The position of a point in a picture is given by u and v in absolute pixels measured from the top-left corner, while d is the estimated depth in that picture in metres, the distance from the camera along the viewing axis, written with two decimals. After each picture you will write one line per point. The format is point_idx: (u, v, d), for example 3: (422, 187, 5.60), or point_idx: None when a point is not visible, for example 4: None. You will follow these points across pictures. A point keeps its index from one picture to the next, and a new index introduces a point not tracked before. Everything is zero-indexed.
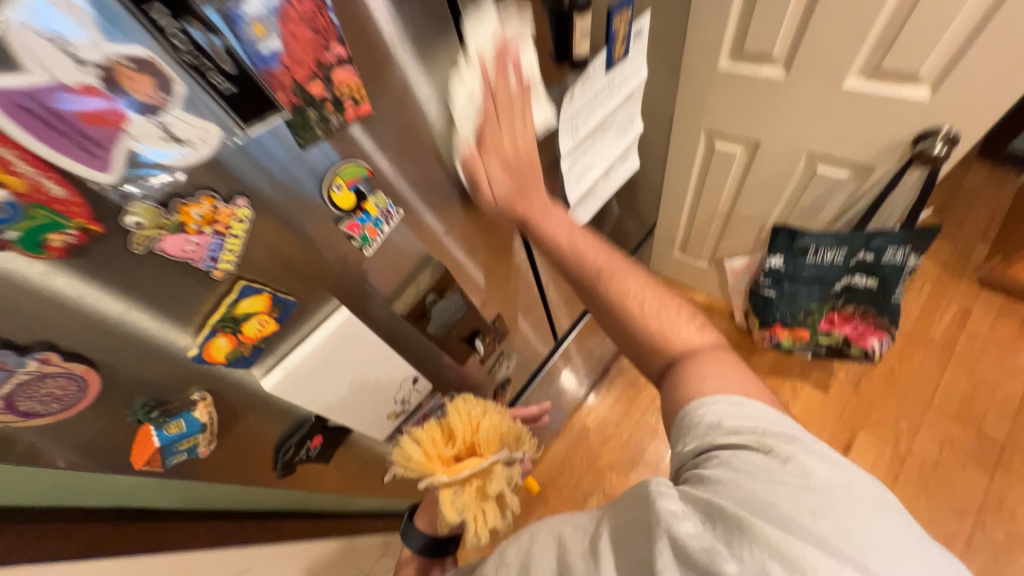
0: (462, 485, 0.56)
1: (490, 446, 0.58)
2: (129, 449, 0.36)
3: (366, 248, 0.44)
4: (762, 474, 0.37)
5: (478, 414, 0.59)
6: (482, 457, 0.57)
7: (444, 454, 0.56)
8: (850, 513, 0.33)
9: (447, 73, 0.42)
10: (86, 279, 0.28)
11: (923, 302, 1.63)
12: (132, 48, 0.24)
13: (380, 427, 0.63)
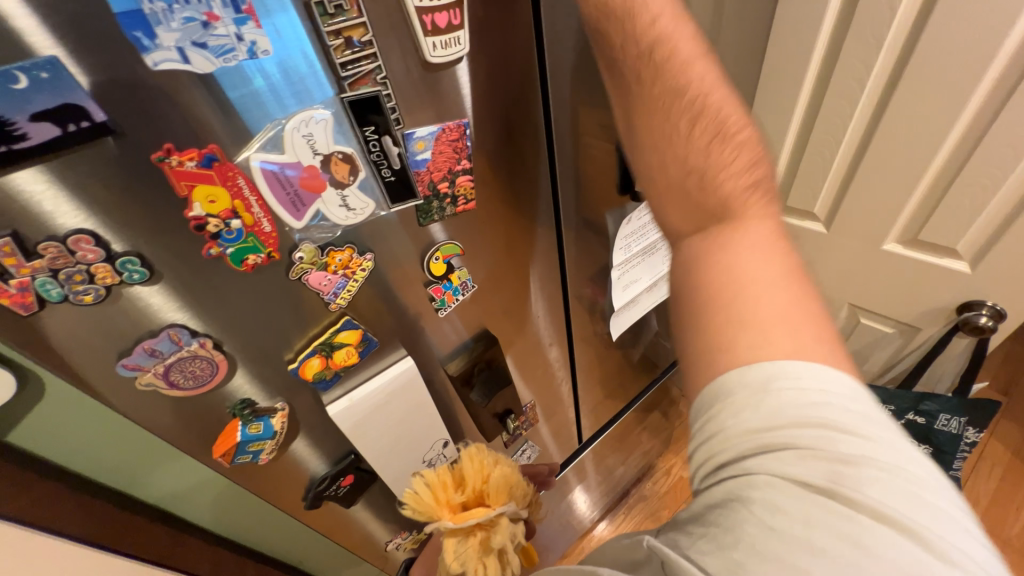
0: (466, 535, 0.60)
1: (497, 497, 0.61)
2: (216, 437, 0.42)
3: (440, 310, 0.52)
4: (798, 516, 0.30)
5: (489, 464, 0.63)
6: (488, 508, 0.61)
7: (452, 500, 0.60)
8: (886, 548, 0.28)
9: (536, 187, 0.53)
10: (252, 292, 0.37)
11: (993, 488, 1.46)
12: (346, 147, 0.36)
13: (402, 483, 0.65)
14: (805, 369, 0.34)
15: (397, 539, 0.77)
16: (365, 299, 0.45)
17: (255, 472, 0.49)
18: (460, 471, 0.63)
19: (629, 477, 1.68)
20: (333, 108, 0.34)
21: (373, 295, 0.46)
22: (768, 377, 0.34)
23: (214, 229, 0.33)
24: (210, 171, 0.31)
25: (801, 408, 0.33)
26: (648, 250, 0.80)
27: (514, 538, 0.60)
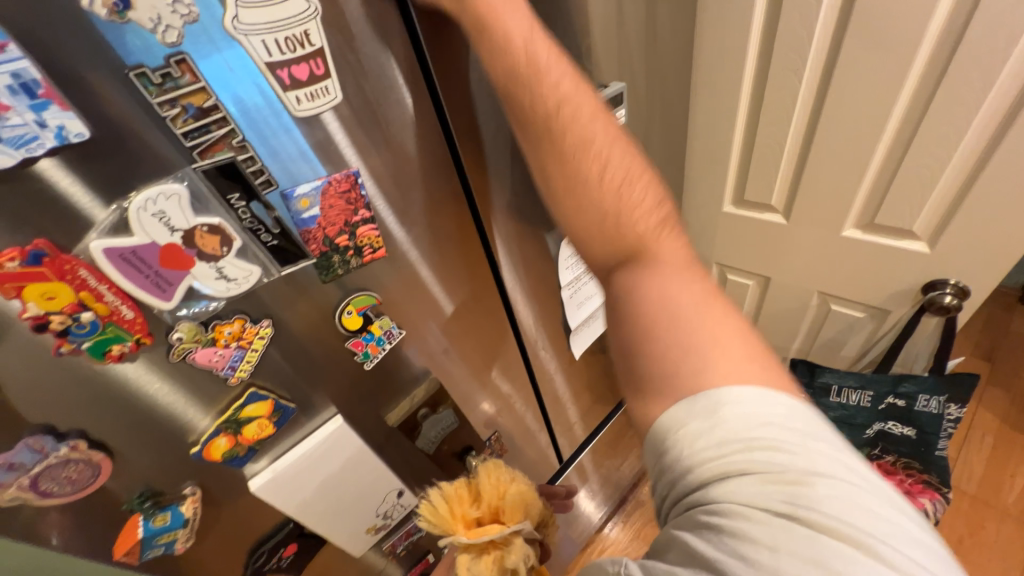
0: (480, 553, 0.52)
1: (515, 514, 0.55)
2: (115, 537, 0.39)
3: (367, 362, 0.50)
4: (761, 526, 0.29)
5: (506, 479, 0.57)
6: (504, 525, 0.54)
7: (468, 513, 0.54)
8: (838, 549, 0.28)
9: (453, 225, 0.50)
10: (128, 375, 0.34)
11: (988, 458, 1.45)
12: (211, 218, 0.33)
13: (357, 541, 0.61)
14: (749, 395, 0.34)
15: None
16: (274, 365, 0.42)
17: (178, 562, 0.45)
18: (477, 485, 0.57)
19: (624, 485, 1.64)
20: (187, 180, 0.32)
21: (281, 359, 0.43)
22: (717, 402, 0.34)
23: (60, 326, 0.30)
24: (41, 269, 0.28)
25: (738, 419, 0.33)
26: None
27: (531, 561, 0.52)
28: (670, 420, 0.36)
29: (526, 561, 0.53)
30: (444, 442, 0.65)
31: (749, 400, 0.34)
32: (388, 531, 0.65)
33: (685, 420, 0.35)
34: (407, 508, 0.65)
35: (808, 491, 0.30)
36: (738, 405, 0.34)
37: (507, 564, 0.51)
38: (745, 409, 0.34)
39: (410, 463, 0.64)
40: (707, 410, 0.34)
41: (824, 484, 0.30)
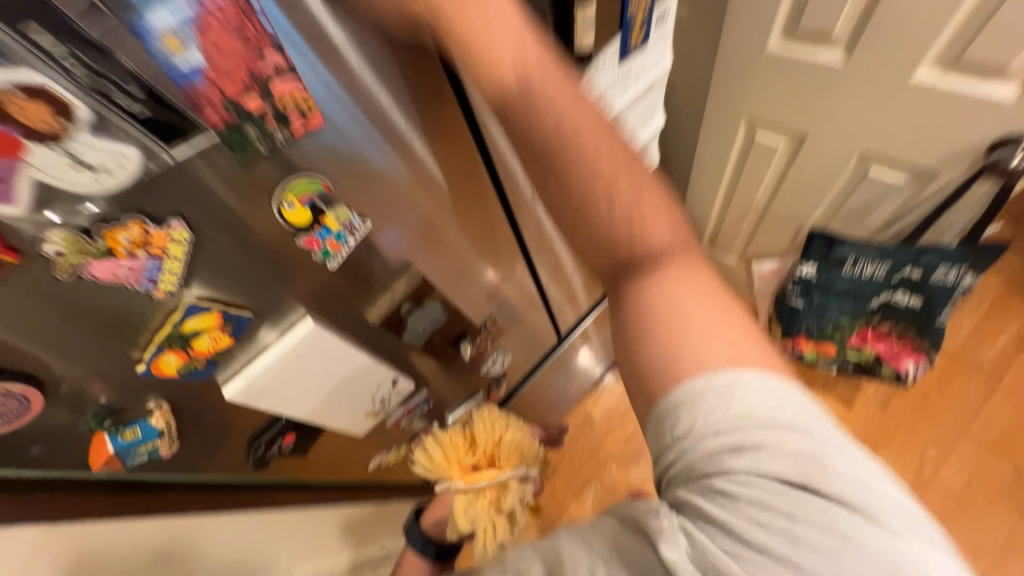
0: (477, 493, 0.63)
1: (509, 464, 0.65)
2: (87, 452, 0.38)
3: (330, 263, 0.42)
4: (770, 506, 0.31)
5: (500, 430, 0.64)
6: (498, 470, 0.64)
7: (465, 462, 0.63)
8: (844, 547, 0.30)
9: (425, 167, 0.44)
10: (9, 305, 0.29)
11: (979, 319, 1.48)
12: (24, 76, 0.23)
13: (358, 423, 0.63)
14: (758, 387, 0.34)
15: (379, 459, 0.80)
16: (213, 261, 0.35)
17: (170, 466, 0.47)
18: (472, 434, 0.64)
19: None
20: None
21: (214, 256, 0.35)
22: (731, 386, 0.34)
23: None
24: None
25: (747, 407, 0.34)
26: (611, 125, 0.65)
27: (523, 499, 0.64)
28: (678, 393, 0.35)
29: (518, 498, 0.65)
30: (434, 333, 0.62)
31: (756, 381, 0.34)
32: (388, 412, 0.67)
33: (693, 397, 0.34)
34: (404, 392, 0.66)
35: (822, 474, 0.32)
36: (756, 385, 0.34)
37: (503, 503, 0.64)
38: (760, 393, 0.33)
39: (401, 354, 0.61)
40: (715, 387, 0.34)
41: (837, 467, 0.32)
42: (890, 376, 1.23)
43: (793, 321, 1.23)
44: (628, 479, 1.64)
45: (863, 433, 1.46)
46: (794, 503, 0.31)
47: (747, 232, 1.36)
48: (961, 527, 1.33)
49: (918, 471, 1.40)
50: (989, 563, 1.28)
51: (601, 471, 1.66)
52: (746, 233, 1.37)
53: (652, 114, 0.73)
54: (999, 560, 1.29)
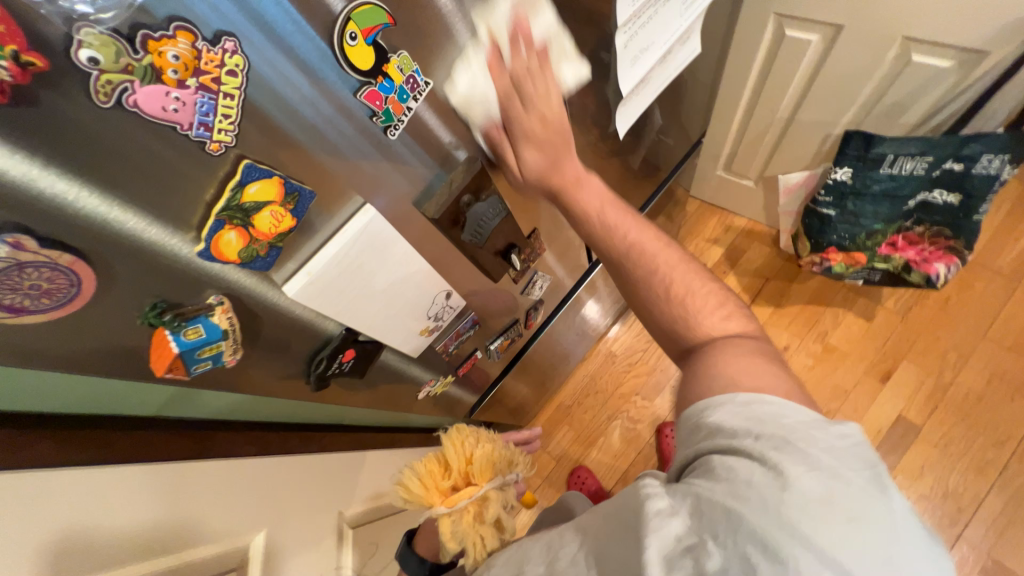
0: (460, 514, 0.71)
1: (483, 476, 0.74)
2: (155, 353, 0.44)
3: (390, 130, 0.46)
4: (744, 474, 0.47)
5: (470, 444, 0.76)
6: (476, 484, 0.74)
7: (441, 486, 0.72)
8: (802, 503, 0.44)
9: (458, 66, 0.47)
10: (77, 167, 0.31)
11: (995, 229, 1.52)
12: None
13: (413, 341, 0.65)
14: (750, 395, 0.53)
15: (424, 389, 0.81)
16: (265, 92, 0.36)
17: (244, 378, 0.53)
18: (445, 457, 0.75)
19: None
20: None
21: (276, 101, 0.37)
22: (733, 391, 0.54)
23: None
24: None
25: (744, 404, 0.52)
26: (658, 3, 0.67)
27: (503, 506, 0.72)
28: (714, 402, 0.54)
29: (500, 506, 0.74)
30: (488, 238, 0.65)
31: (759, 403, 0.52)
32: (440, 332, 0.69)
33: (705, 397, 0.55)
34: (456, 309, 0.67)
35: (787, 456, 0.47)
36: (747, 394, 0.53)
37: (484, 515, 0.72)
38: (757, 399, 0.52)
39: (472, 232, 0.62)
40: (723, 394, 0.54)
41: (814, 471, 0.46)
42: (920, 282, 1.21)
43: (826, 231, 1.20)
44: (651, 411, 1.67)
45: (882, 344, 1.51)
46: (760, 476, 0.46)
47: (766, 151, 1.35)
48: (982, 423, 1.38)
49: (939, 376, 1.44)
50: (1010, 453, 1.34)
51: (625, 406, 1.69)
52: (767, 148, 1.34)
53: (690, 31, 0.80)
54: (1021, 450, 1.34)
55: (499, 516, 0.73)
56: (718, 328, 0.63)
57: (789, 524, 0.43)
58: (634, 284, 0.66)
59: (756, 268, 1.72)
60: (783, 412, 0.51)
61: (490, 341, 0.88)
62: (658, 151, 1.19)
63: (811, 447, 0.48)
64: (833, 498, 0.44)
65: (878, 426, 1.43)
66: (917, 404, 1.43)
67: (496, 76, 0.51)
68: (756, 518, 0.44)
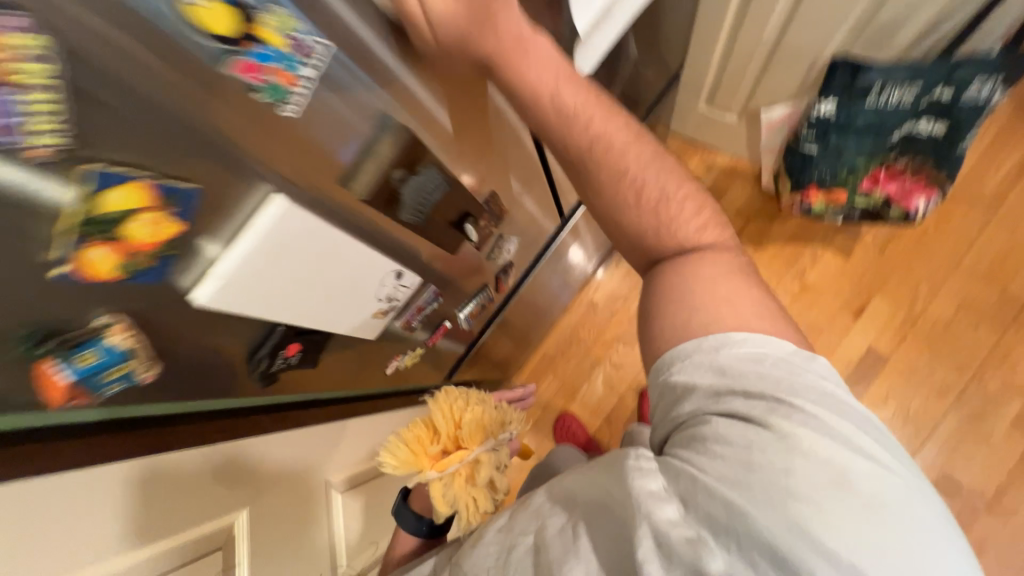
0: (450, 477, 0.72)
1: (473, 439, 0.74)
2: (51, 384, 0.46)
3: (282, 107, 0.40)
4: (742, 445, 0.48)
5: (458, 410, 0.75)
6: (466, 448, 0.73)
7: (430, 452, 0.72)
8: (802, 468, 0.45)
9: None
10: None
11: (980, 155, 1.48)
12: None
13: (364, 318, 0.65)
14: (740, 354, 0.53)
15: (393, 366, 0.79)
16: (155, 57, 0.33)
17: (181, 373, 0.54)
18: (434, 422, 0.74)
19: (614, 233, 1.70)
20: None
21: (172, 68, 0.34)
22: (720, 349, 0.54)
23: None
24: None
25: (734, 369, 0.52)
26: None
27: (494, 468, 0.73)
28: (690, 347, 0.55)
29: (491, 468, 0.74)
30: (432, 210, 0.63)
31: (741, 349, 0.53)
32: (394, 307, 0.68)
33: (695, 357, 0.54)
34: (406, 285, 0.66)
35: (780, 424, 0.48)
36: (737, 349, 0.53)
37: (475, 477, 0.72)
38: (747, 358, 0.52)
39: (413, 208, 0.60)
40: (706, 346, 0.54)
41: (807, 435, 0.47)
42: (898, 218, 1.20)
43: (807, 169, 1.16)
44: (633, 356, 1.71)
45: (858, 279, 1.53)
46: (756, 446, 0.47)
47: (750, 81, 1.25)
48: (946, 350, 1.44)
49: (910, 308, 1.48)
50: (969, 376, 1.41)
51: (607, 353, 1.72)
52: (752, 78, 1.24)
53: None
54: (979, 373, 1.41)
55: (490, 477, 0.73)
56: (691, 239, 0.60)
57: (779, 473, 0.45)
58: (603, 186, 0.56)
59: (737, 208, 1.67)
60: (773, 373, 0.52)
61: (459, 307, 0.86)
62: (633, 88, 1.09)
63: (802, 409, 0.49)
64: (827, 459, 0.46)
65: (848, 358, 1.49)
66: (887, 336, 1.47)
67: (417, 4, 0.46)
68: (759, 490, 0.45)
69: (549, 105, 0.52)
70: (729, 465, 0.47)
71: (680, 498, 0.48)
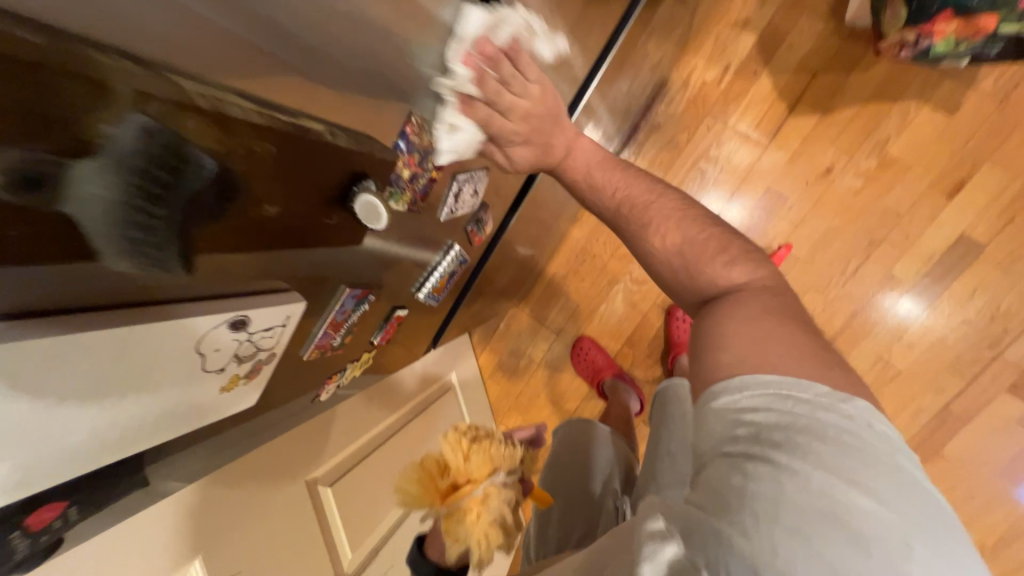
0: (461, 515, 0.55)
1: (485, 472, 0.58)
2: None
3: None
4: (767, 501, 0.36)
5: (468, 439, 0.60)
6: (476, 482, 0.57)
7: (439, 487, 0.56)
8: (839, 541, 0.34)
9: None
10: None
11: None
12: None
13: (198, 401, 0.39)
14: (776, 388, 0.41)
15: (331, 386, 0.59)
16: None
17: None
18: (442, 454, 0.59)
19: (632, 114, 1.30)
20: None
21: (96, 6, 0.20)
22: (752, 384, 0.42)
23: None
24: None
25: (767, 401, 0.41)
26: None
27: (507, 501, 0.57)
28: (716, 389, 0.44)
29: (504, 503, 0.58)
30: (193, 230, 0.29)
31: (779, 385, 0.41)
32: (260, 363, 0.42)
33: (718, 391, 0.43)
34: (264, 330, 0.39)
35: (816, 477, 0.37)
36: (772, 384, 0.41)
37: (487, 516, 0.56)
38: (780, 396, 0.41)
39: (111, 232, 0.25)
40: (737, 384, 0.42)
41: (852, 497, 0.36)
42: None
43: None
44: None
45: (962, 145, 1.15)
46: (784, 500, 0.36)
47: None
48: None
49: None
50: None
51: (626, 267, 1.47)
52: None
53: None
54: None
55: (506, 514, 0.57)
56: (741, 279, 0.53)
57: (806, 542, 0.35)
58: (630, 239, 0.59)
59: (801, 58, 1.22)
60: (816, 416, 0.40)
61: (415, 289, 0.61)
62: None
63: (848, 462, 0.37)
64: (871, 531, 0.35)
65: (930, 251, 1.20)
66: (988, 218, 1.15)
67: (472, 115, 0.48)
68: (785, 560, 0.34)
69: (569, 172, 0.64)
70: (739, 529, 0.36)
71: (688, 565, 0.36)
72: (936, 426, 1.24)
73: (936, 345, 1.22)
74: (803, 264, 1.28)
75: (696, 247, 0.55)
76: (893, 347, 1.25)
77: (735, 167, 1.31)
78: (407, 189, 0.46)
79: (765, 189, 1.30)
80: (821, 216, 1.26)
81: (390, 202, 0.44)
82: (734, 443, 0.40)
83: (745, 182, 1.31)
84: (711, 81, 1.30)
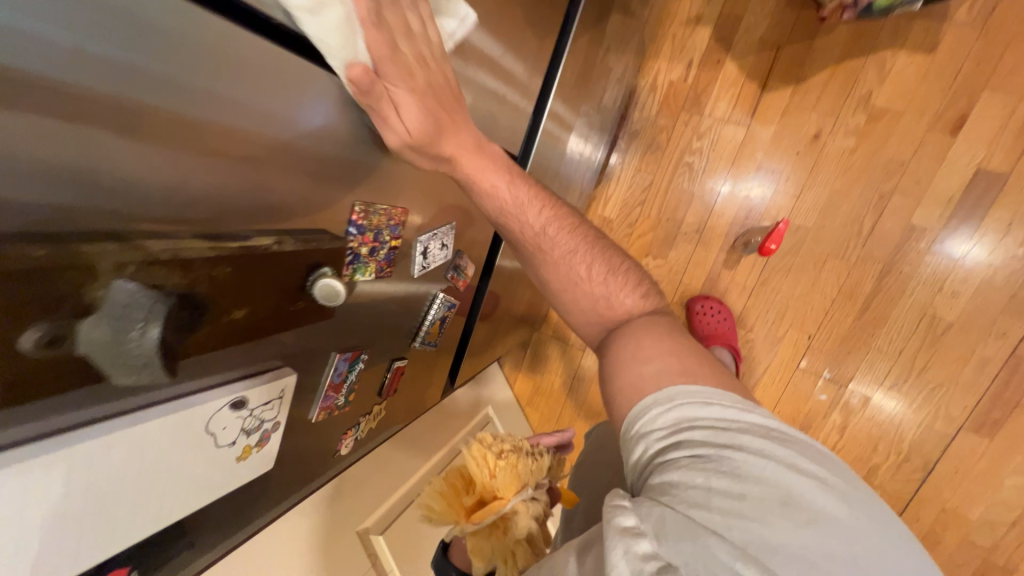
0: (486, 532, 0.59)
1: (510, 489, 0.61)
2: None
3: None
4: (713, 488, 0.39)
5: (493, 456, 0.63)
6: (503, 500, 0.60)
7: (464, 502, 0.61)
8: (777, 512, 0.38)
9: None
10: None
11: None
12: None
13: (224, 476, 0.45)
14: (692, 395, 0.47)
15: (350, 440, 0.65)
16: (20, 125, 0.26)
17: None
18: (467, 470, 0.63)
19: (608, 127, 1.35)
20: None
21: (72, 146, 0.28)
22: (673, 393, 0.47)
23: None
24: None
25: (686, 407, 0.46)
26: None
27: (532, 519, 0.59)
28: (640, 408, 0.48)
29: (531, 521, 0.61)
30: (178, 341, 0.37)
31: (691, 392, 0.47)
32: (271, 431, 0.48)
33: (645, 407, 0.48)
34: (265, 402, 0.46)
35: (743, 459, 0.41)
36: (689, 391, 0.47)
37: (514, 533, 0.59)
38: (697, 399, 0.46)
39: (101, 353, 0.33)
40: (659, 396, 0.48)
41: (774, 473, 0.40)
42: None
43: None
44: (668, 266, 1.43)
45: (952, 80, 1.11)
46: (723, 483, 0.39)
47: None
48: None
49: None
50: None
51: None
52: None
53: None
54: None
55: (532, 531, 0.60)
56: (636, 305, 0.61)
57: (753, 519, 0.37)
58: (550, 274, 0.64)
59: (760, 37, 1.24)
60: (724, 412, 0.46)
61: (411, 339, 0.68)
62: None
63: (760, 442, 0.43)
64: (799, 501, 0.39)
65: (948, 192, 1.13)
66: (1002, 146, 1.09)
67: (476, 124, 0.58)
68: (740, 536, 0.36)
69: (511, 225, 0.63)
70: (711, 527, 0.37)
71: (668, 566, 0.36)
72: (1010, 374, 1.13)
73: (984, 288, 1.13)
74: (814, 234, 1.25)
75: (615, 278, 0.62)
76: (935, 299, 1.17)
77: (721, 153, 1.32)
78: (370, 260, 0.53)
79: (757, 167, 1.29)
80: (821, 182, 1.23)
81: (355, 276, 0.51)
82: (677, 445, 0.44)
83: (736, 165, 1.31)
84: (677, 79, 1.33)
